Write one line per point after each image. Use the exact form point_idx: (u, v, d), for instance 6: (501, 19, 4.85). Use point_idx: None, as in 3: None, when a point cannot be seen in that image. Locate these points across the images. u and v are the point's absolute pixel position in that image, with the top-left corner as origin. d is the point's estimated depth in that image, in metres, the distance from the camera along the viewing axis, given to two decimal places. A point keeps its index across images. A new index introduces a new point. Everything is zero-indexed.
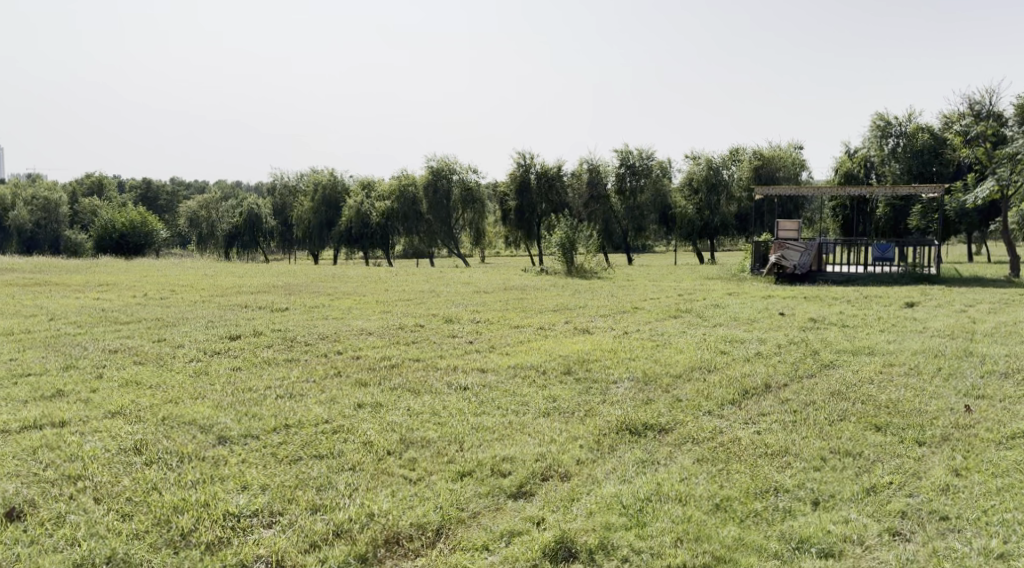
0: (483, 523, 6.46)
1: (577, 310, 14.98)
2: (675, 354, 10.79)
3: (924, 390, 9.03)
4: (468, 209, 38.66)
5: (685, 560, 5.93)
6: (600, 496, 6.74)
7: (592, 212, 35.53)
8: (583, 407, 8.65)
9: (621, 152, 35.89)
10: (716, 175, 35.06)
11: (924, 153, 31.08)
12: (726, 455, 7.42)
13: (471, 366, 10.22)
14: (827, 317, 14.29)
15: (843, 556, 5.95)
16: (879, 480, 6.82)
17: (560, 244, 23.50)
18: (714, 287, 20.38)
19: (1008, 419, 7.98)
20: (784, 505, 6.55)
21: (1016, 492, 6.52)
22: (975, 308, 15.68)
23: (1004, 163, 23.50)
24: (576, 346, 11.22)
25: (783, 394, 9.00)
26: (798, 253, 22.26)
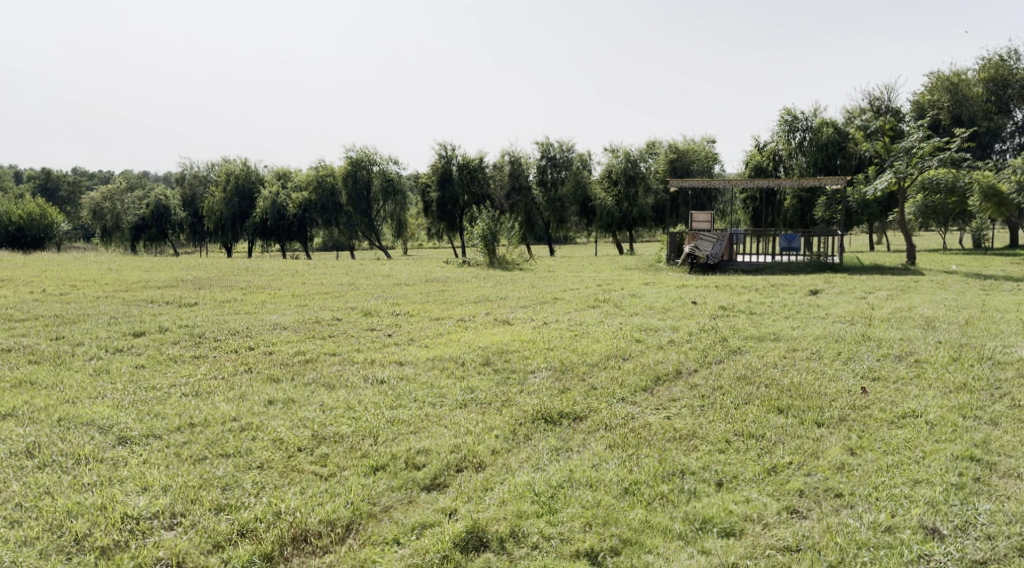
0: (395, 516, 6.43)
1: (497, 301, 15.03)
2: (592, 343, 10.96)
3: (824, 373, 9.43)
4: (389, 201, 38.15)
5: (594, 546, 6.05)
6: (513, 484, 6.80)
7: (514, 203, 35.72)
8: (500, 397, 8.69)
9: (541, 145, 36.46)
10: (634, 168, 35.07)
11: (828, 146, 32.37)
12: (636, 440, 7.58)
13: (389, 359, 10.13)
14: (736, 305, 14.78)
15: (743, 534, 6.18)
16: (780, 460, 7.09)
17: (482, 235, 23.35)
18: (632, 277, 20.73)
19: (901, 399, 8.40)
20: (689, 487, 6.74)
21: (905, 468, 6.86)
22: (874, 294, 16.42)
23: (902, 157, 24.68)
24: (495, 337, 11.25)
25: (693, 380, 9.26)
26: (710, 243, 22.83)
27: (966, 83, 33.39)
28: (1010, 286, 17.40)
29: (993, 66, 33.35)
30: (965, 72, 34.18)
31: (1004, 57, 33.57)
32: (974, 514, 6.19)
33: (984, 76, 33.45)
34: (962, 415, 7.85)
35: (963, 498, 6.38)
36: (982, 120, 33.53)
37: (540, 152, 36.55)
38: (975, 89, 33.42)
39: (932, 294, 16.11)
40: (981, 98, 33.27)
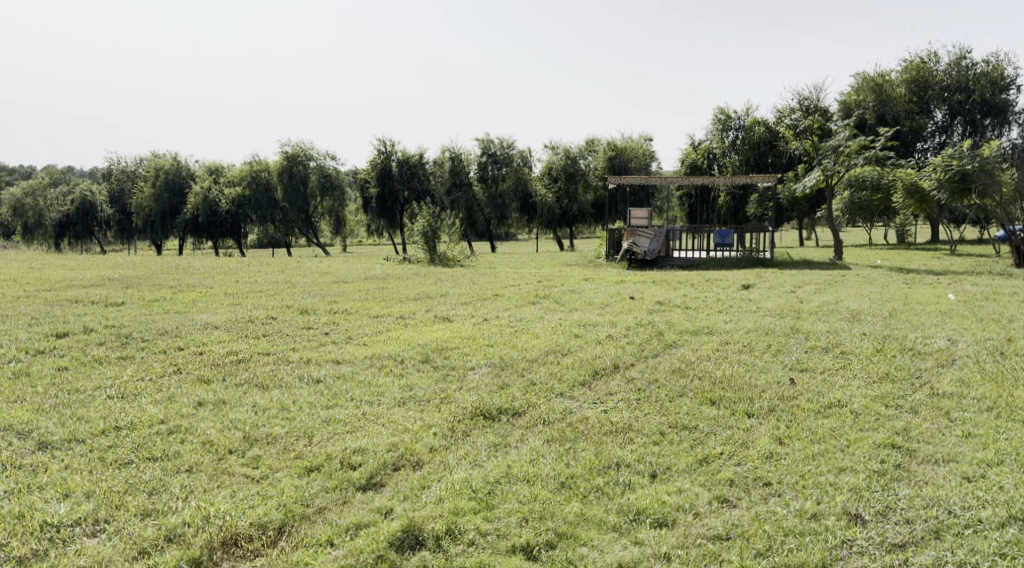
0: (328, 517, 6.34)
1: (437, 298, 14.97)
2: (532, 339, 11.00)
3: (755, 365, 9.65)
4: (326, 196, 37.41)
5: (530, 540, 6.09)
6: (450, 482, 6.78)
7: (455, 200, 35.61)
8: (439, 394, 8.64)
9: (482, 141, 36.27)
10: (573, 165, 35.37)
11: (760, 145, 33.15)
12: (574, 434, 7.64)
13: (324, 358, 9.98)
14: (672, 300, 15.03)
15: (675, 524, 6.30)
16: (711, 451, 7.24)
17: (423, 233, 23.20)
18: (572, 273, 20.87)
19: (826, 389, 8.67)
20: (625, 480, 6.82)
21: (830, 456, 7.06)
22: (804, 289, 16.87)
23: (829, 155, 25.44)
24: (435, 334, 11.20)
25: (629, 374, 9.38)
26: (648, 240, 23.18)
27: (889, 84, 34.37)
28: (931, 278, 18.09)
29: (913, 68, 34.77)
30: (888, 73, 35.61)
31: (924, 59, 35.05)
32: (895, 499, 6.40)
33: (906, 77, 34.90)
34: (884, 404, 8.13)
35: (884, 485, 6.59)
36: (905, 120, 34.78)
37: (481, 149, 36.43)
38: (898, 89, 34.56)
39: (858, 288, 16.63)
40: (904, 98, 34.51)
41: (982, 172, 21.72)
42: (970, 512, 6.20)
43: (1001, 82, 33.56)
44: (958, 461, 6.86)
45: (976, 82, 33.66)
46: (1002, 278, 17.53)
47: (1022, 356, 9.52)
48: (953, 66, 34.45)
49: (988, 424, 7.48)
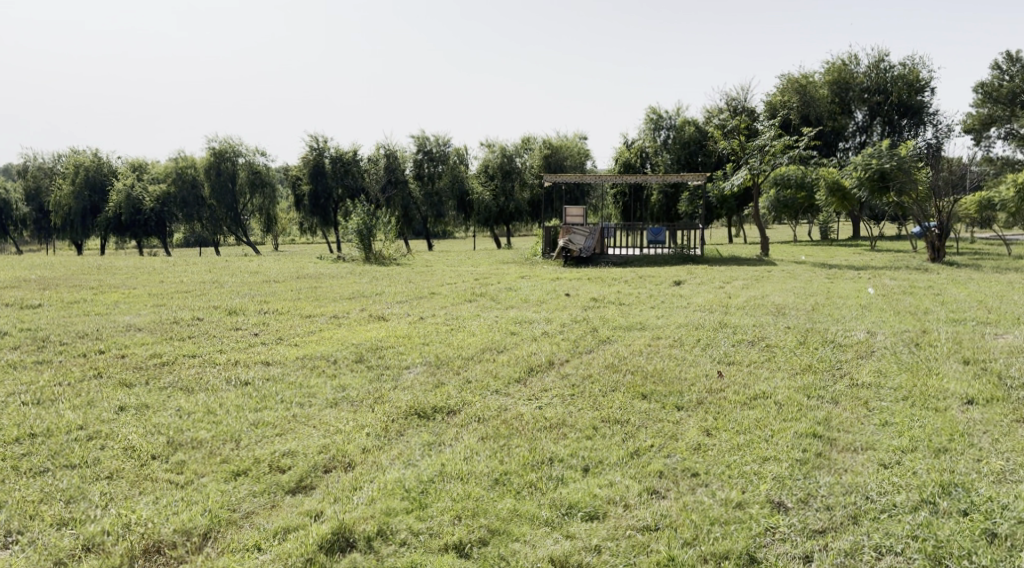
0: (256, 522, 6.22)
1: (372, 297, 14.80)
2: (468, 337, 10.97)
3: (685, 359, 9.84)
4: (256, 194, 36.73)
5: (462, 537, 6.10)
6: (383, 482, 6.72)
7: (390, 198, 35.09)
8: (373, 394, 8.55)
9: (417, 139, 35.99)
10: (509, 163, 35.73)
11: (690, 144, 33.85)
12: (508, 431, 7.66)
13: (254, 359, 9.77)
14: (606, 296, 15.20)
15: (606, 516, 6.38)
16: (642, 443, 7.35)
17: (358, 230, 22.80)
18: (507, 271, 20.92)
19: (752, 381, 8.91)
20: (558, 474, 6.88)
21: (755, 446, 7.25)
22: (732, 284, 17.27)
23: (755, 154, 26.09)
24: (369, 333, 11.08)
25: (564, 370, 9.45)
26: (584, 237, 23.32)
27: (813, 86, 35.38)
28: (852, 273, 18.72)
29: (835, 70, 35.90)
30: (811, 74, 36.71)
31: (845, 62, 36.27)
32: (816, 486, 6.61)
33: (829, 79, 36.00)
34: (807, 395, 8.39)
35: (806, 472, 6.81)
36: (828, 120, 35.86)
37: (416, 146, 36.16)
38: (821, 91, 35.59)
39: (783, 283, 17.12)
40: (827, 99, 35.64)
41: (899, 171, 22.58)
42: (887, 498, 6.43)
43: (916, 84, 34.99)
44: (876, 448, 7.11)
45: (894, 84, 34.99)
46: (917, 273, 18.28)
47: (935, 347, 9.93)
48: (873, 68, 35.77)
49: (903, 412, 7.79)
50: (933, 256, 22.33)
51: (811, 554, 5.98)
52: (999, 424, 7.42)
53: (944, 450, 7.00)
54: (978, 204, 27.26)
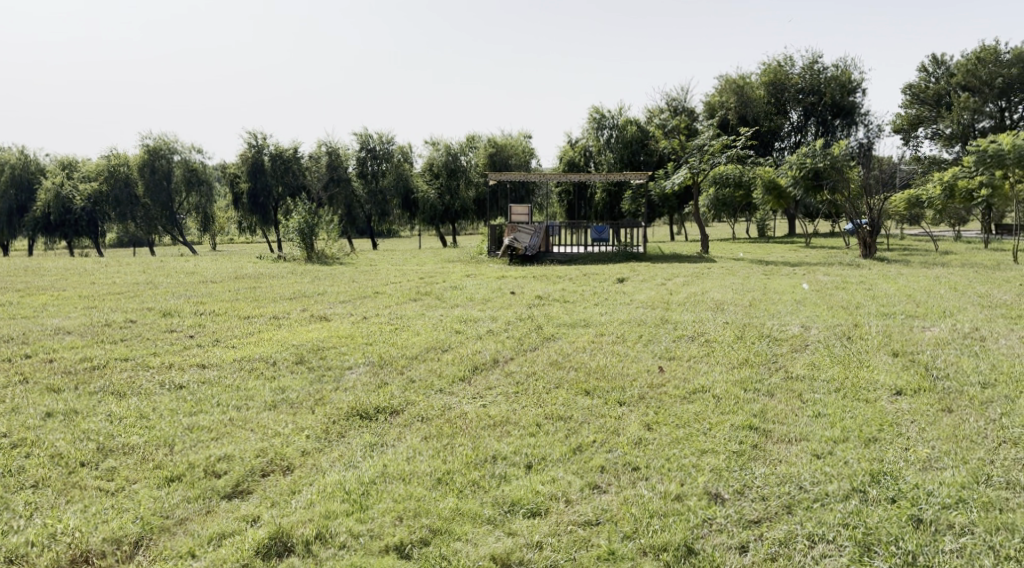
0: (189, 528, 6.12)
1: (314, 297, 14.59)
2: (412, 336, 10.89)
3: (627, 355, 9.95)
4: (193, 192, 36.16)
5: (403, 538, 6.07)
6: (323, 485, 6.63)
7: (333, 195, 34.62)
8: (313, 396, 8.41)
9: (361, 136, 35.43)
10: (455, 161, 35.50)
11: (632, 144, 34.19)
12: (451, 430, 7.61)
13: (190, 362, 9.52)
14: (551, 294, 15.28)
15: (548, 513, 6.41)
16: (584, 439, 7.39)
17: (299, 230, 22.37)
18: (453, 269, 20.82)
19: (692, 375, 9.05)
20: (501, 472, 6.88)
21: (694, 439, 7.37)
22: (673, 281, 17.51)
23: (695, 153, 26.50)
24: (311, 334, 10.91)
25: (508, 368, 9.44)
26: (528, 235, 23.33)
27: (750, 86, 36.08)
28: (787, 270, 19.18)
29: (771, 71, 36.73)
30: (748, 75, 37.48)
31: (780, 63, 37.11)
32: (752, 477, 6.74)
33: (765, 79, 36.78)
34: (743, 388, 8.57)
35: (742, 464, 6.94)
36: (764, 120, 36.64)
37: (359, 143, 35.54)
38: (758, 91, 36.33)
39: (722, 280, 17.41)
40: (763, 99, 36.41)
41: (832, 170, 23.18)
42: (820, 487, 6.59)
43: (848, 86, 35.98)
44: (809, 439, 7.29)
45: (827, 86, 35.95)
46: (850, 269, 18.80)
47: (866, 340, 10.24)
48: (807, 70, 36.69)
49: (835, 403, 8.01)
50: (865, 252, 22.98)
51: (746, 543, 6.10)
52: (925, 413, 7.67)
53: (874, 440, 7.22)
54: (907, 201, 28.18)
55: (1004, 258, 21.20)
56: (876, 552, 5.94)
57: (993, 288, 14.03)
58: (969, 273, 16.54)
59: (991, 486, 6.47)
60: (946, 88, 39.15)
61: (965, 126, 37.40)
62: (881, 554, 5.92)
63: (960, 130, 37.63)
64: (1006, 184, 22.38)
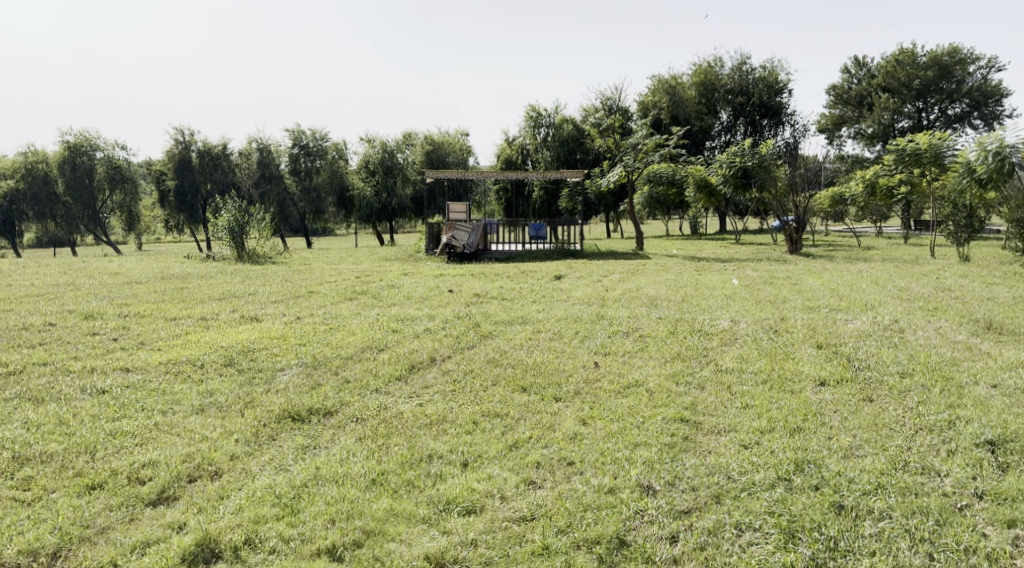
0: (111, 537, 6.06)
1: (245, 297, 14.28)
2: (347, 335, 10.75)
3: (563, 351, 10.02)
4: (117, 190, 34.91)
5: (335, 541, 6.06)
6: (252, 489, 6.53)
7: (265, 192, 33.81)
8: (243, 398, 8.22)
9: (293, 132, 34.81)
10: (390, 158, 34.69)
11: (569, 142, 34.60)
12: (386, 430, 7.54)
13: (113, 366, 9.22)
14: (488, 291, 15.27)
15: (483, 510, 6.43)
16: (520, 436, 7.41)
17: (228, 228, 21.82)
18: (389, 268, 20.58)
19: (627, 370, 9.16)
20: (437, 470, 6.85)
21: (628, 433, 7.46)
22: (608, 278, 17.69)
23: (629, 151, 26.79)
24: (241, 335, 10.66)
25: (445, 366, 9.41)
26: (466, 233, 23.28)
27: (681, 87, 36.74)
28: (718, 265, 19.59)
29: (701, 72, 37.44)
30: (680, 76, 38.09)
31: (710, 64, 37.84)
32: (682, 469, 6.86)
33: (696, 80, 37.43)
34: (676, 381, 8.71)
35: (674, 456, 7.06)
36: (695, 120, 37.37)
37: (292, 139, 34.96)
38: (689, 91, 37.04)
39: (655, 276, 17.68)
40: (694, 100, 37.07)
41: (760, 169, 23.78)
42: (746, 476, 6.75)
43: (775, 86, 36.93)
44: (738, 430, 7.46)
45: (755, 86, 36.84)
46: (777, 264, 19.32)
47: (792, 332, 10.55)
48: (736, 70, 37.50)
49: (762, 395, 8.22)
50: (791, 248, 23.52)
51: (676, 533, 6.22)
52: (846, 403, 7.93)
53: (799, 430, 7.42)
54: (830, 198, 29.11)
55: (920, 252, 22.08)
56: (800, 539, 6.12)
57: (911, 282, 14.60)
58: (888, 267, 17.18)
59: (909, 472, 6.71)
60: (867, 90, 40.49)
61: (886, 126, 38.81)
62: (804, 540, 6.10)
63: (881, 130, 39.07)
64: (923, 182, 23.29)
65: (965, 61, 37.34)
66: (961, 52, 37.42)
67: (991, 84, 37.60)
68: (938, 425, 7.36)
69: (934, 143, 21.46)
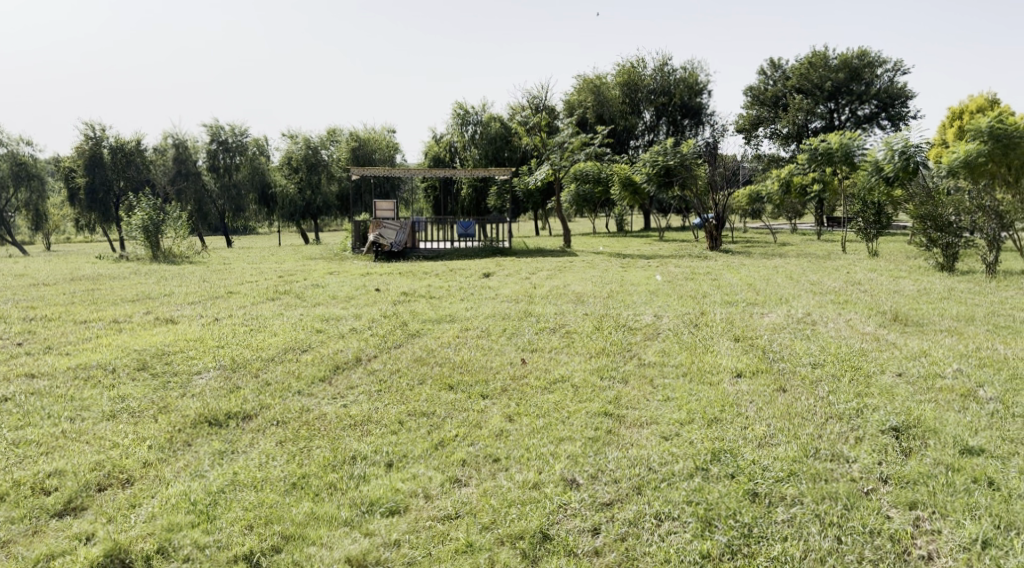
0: (13, 551, 5.92)
1: (162, 298, 13.83)
2: (269, 336, 10.53)
3: (490, 348, 10.03)
4: (22, 187, 33.38)
5: (252, 547, 5.97)
6: (166, 497, 6.38)
7: (180, 190, 32.37)
8: (158, 403, 7.95)
9: (210, 128, 33.72)
10: (314, 156, 34.40)
11: (496, 140, 34.67)
12: (308, 432, 7.39)
13: (17, 372, 8.81)
14: (416, 290, 15.19)
15: (407, 510, 6.39)
16: (447, 434, 7.38)
17: (143, 227, 21.03)
18: (313, 268, 20.04)
19: (553, 366, 9.23)
20: (360, 472, 6.77)
21: (553, 428, 7.52)
22: (536, 275, 17.77)
23: (556, 150, 26.95)
24: (155, 338, 10.30)
25: (371, 366, 9.30)
26: (394, 231, 23.05)
27: (606, 86, 37.20)
28: (642, 262, 19.93)
29: (625, 72, 37.60)
30: (604, 75, 38.48)
31: (634, 64, 38.33)
32: (605, 462, 6.96)
33: (620, 80, 37.85)
34: (600, 376, 8.84)
35: (597, 449, 7.15)
36: (620, 119, 37.90)
37: (210, 135, 33.80)
38: (613, 91, 37.52)
39: (582, 273, 17.86)
40: (618, 100, 37.53)
41: (681, 167, 24.29)
42: (667, 467, 6.89)
43: (696, 87, 37.79)
44: (659, 422, 7.61)
45: (676, 87, 37.55)
46: (698, 260, 19.77)
47: (711, 326, 10.81)
48: (658, 71, 38.02)
49: (682, 387, 8.40)
50: (711, 244, 24.21)
51: (599, 526, 6.30)
52: (761, 393, 8.18)
53: (716, 420, 7.62)
54: (747, 197, 29.96)
55: (832, 248, 22.91)
56: (716, 527, 6.27)
57: (823, 276, 15.16)
58: (802, 263, 17.76)
59: (820, 459, 6.96)
60: (782, 91, 41.74)
61: (800, 126, 40.37)
62: (720, 528, 6.25)
63: (796, 129, 40.41)
64: (835, 181, 24.16)
65: (874, 64, 38.87)
66: (870, 55, 38.95)
67: (898, 85, 39.08)
68: (846, 413, 7.65)
69: (845, 142, 22.27)
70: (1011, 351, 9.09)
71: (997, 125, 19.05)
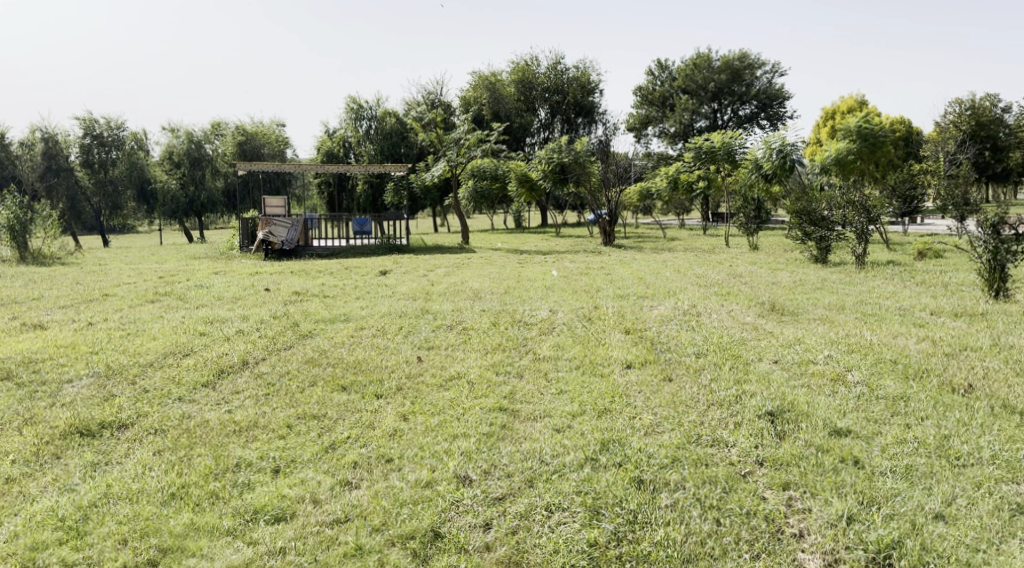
0: None
1: (31, 302, 13.01)
2: (149, 340, 10.06)
3: (385, 347, 9.92)
4: None
5: (125, 562, 5.75)
6: (31, 515, 6.07)
7: (51, 187, 30.19)
8: (23, 414, 7.49)
9: (83, 121, 31.97)
10: (198, 150, 32.93)
11: (391, 135, 34.29)
12: (189, 440, 7.11)
13: None
14: (308, 289, 14.86)
15: (294, 516, 6.25)
16: (338, 436, 7.25)
17: (9, 226, 19.68)
18: (198, 268, 19.26)
19: (447, 363, 9.20)
20: (244, 479, 6.56)
21: (447, 426, 7.48)
22: (433, 272, 17.67)
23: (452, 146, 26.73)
24: (22, 345, 9.68)
25: (259, 369, 9.02)
26: (285, 229, 22.38)
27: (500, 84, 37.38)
28: (538, 258, 20.13)
29: (520, 70, 38.11)
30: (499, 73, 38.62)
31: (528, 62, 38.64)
32: (498, 457, 6.99)
33: (514, 78, 38.10)
34: (495, 371, 8.88)
35: (491, 445, 7.17)
36: (515, 117, 38.38)
37: (83, 129, 31.95)
38: (507, 89, 37.73)
39: (479, 270, 17.87)
40: (513, 97, 37.75)
41: (576, 164, 24.65)
42: (558, 459, 6.98)
43: (587, 86, 38.45)
44: (552, 415, 7.71)
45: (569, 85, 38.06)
46: (593, 256, 20.11)
47: (603, 320, 11.04)
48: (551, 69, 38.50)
49: (575, 380, 8.54)
50: (605, 240, 24.67)
51: (490, 520, 6.33)
52: (650, 384, 8.42)
53: (606, 411, 7.79)
54: (639, 193, 30.70)
55: (718, 242, 23.76)
56: (603, 515, 6.40)
57: (709, 269, 15.72)
58: (690, 257, 18.37)
59: (701, 445, 7.22)
60: (669, 91, 43.05)
61: (686, 125, 41.63)
62: (607, 517, 6.38)
63: (682, 129, 41.68)
64: (719, 178, 25.08)
65: (753, 66, 40.56)
66: (749, 58, 40.59)
67: (775, 87, 40.91)
68: (727, 400, 7.96)
69: (727, 142, 23.13)
70: (878, 338, 9.66)
71: (865, 125, 20.04)
